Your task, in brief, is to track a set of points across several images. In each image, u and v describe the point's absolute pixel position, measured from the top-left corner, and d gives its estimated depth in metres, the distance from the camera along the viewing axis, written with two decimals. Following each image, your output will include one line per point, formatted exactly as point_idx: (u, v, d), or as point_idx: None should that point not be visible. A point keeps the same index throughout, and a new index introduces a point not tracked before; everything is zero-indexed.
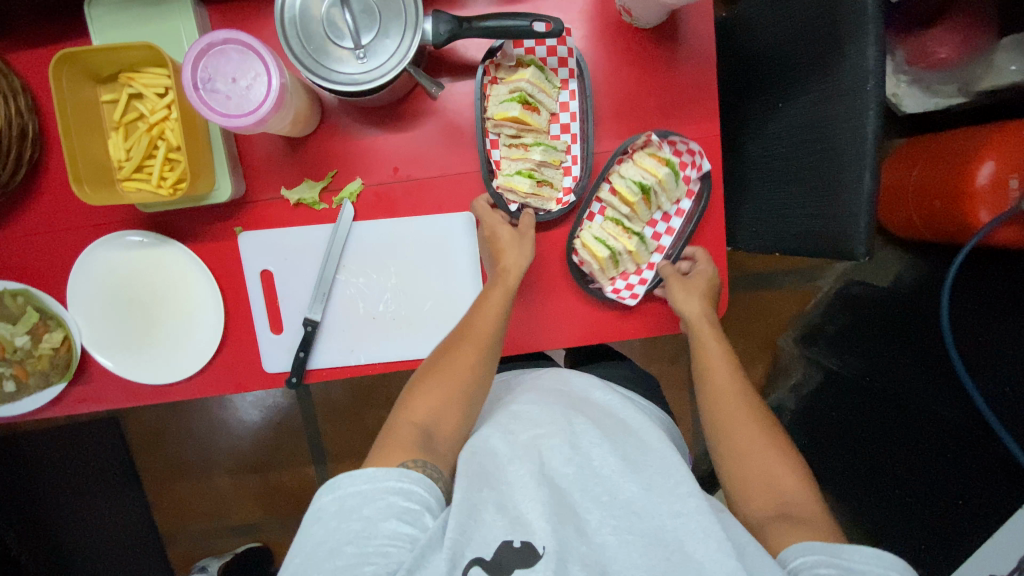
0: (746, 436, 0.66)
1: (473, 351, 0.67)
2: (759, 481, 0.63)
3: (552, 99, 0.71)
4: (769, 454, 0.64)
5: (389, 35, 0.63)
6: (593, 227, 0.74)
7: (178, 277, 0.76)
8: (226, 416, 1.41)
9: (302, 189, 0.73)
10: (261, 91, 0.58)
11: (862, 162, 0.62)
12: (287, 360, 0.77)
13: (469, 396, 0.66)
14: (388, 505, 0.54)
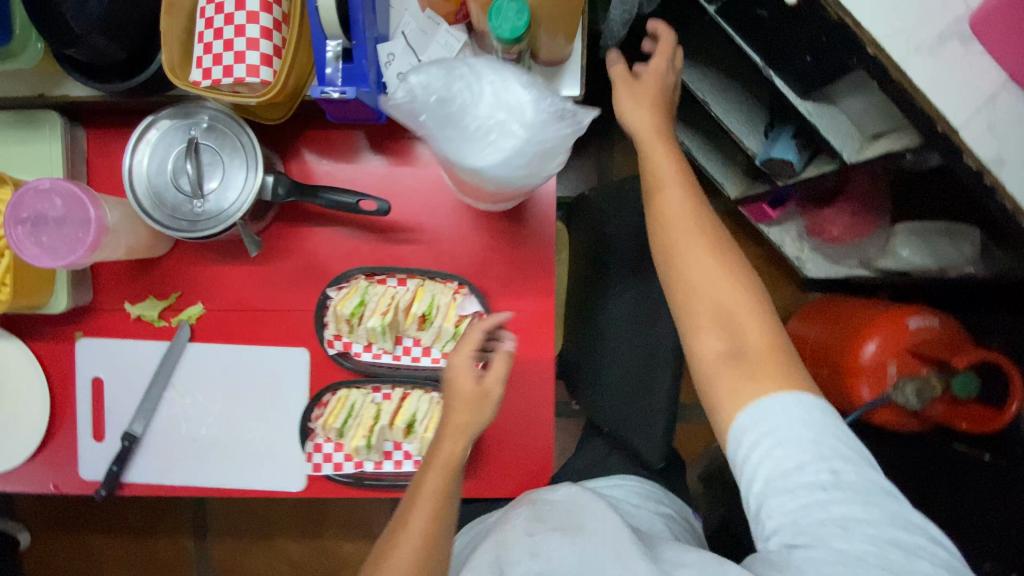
0: (711, 299, 0.55)
1: (446, 470, 0.58)
2: (713, 332, 0.54)
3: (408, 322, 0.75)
4: (746, 319, 0.53)
5: (230, 190, 0.66)
6: (362, 398, 0.74)
7: (10, 373, 0.77)
8: None
9: (144, 306, 0.75)
10: (82, 232, 0.61)
11: (667, 368, 0.67)
12: (104, 469, 0.77)
13: (451, 514, 0.58)
14: None
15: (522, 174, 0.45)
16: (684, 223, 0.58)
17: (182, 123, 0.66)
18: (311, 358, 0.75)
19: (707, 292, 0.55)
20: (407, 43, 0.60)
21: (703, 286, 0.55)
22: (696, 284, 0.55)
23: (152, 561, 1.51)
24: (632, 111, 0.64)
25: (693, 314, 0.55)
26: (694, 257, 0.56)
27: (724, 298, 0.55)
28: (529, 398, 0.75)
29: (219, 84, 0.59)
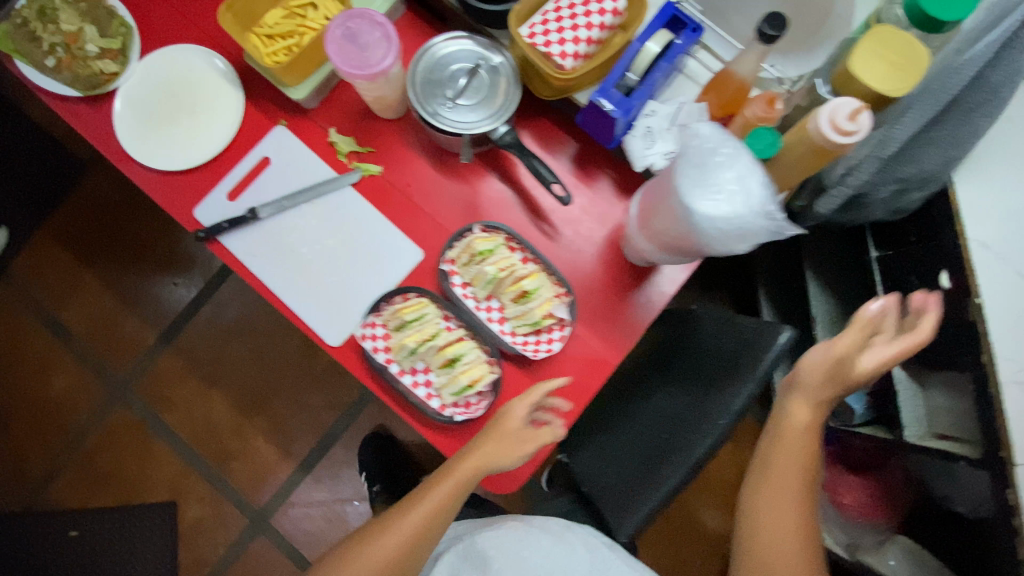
0: (781, 564, 0.72)
1: (423, 518, 0.74)
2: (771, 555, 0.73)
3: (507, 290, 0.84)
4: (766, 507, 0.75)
5: (474, 112, 0.81)
6: (432, 316, 0.83)
7: (215, 110, 0.90)
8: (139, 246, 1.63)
9: (344, 139, 0.89)
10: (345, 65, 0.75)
11: (703, 446, 0.71)
12: (215, 220, 0.87)
13: (444, 518, 0.76)
14: None
15: (738, 227, 0.54)
16: (798, 492, 0.74)
17: (480, 48, 0.81)
18: (419, 263, 0.87)
19: (772, 530, 0.74)
20: (670, 111, 0.75)
21: (779, 528, 0.73)
22: (793, 526, 0.73)
23: (112, 329, 1.60)
24: (865, 345, 0.70)
25: (764, 532, 0.74)
26: (790, 511, 0.74)
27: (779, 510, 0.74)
28: (548, 414, 0.82)
29: (534, 45, 0.75)
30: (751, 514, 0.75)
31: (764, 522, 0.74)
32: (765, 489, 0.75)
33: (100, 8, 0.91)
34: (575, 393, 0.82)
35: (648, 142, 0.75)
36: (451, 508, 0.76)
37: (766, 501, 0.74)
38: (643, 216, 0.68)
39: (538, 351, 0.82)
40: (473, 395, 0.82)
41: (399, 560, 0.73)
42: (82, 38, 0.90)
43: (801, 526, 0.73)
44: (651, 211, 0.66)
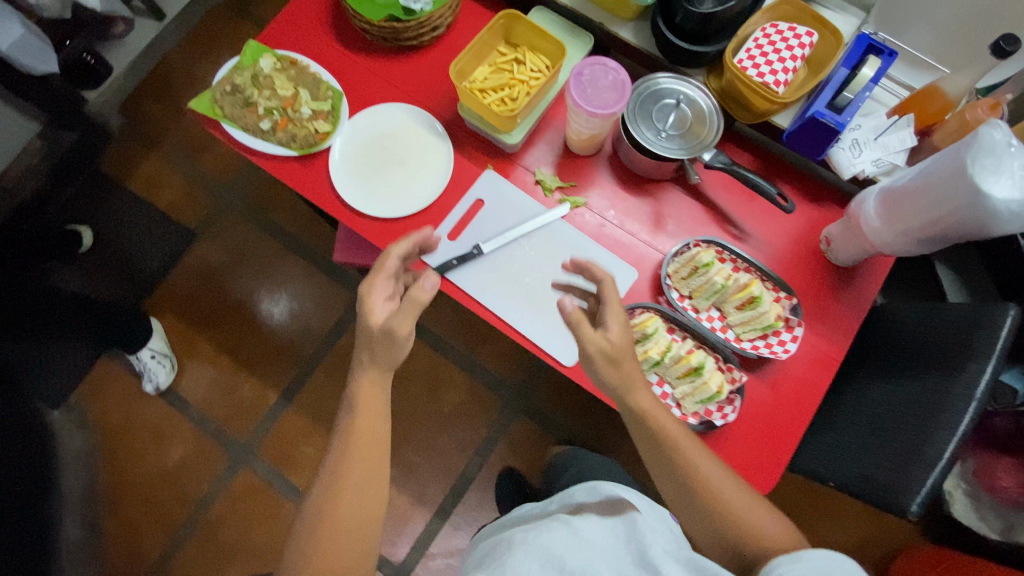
0: (754, 519, 0.69)
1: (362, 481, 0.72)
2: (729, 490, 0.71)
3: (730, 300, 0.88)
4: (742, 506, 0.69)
5: (684, 141, 0.90)
6: (663, 329, 0.87)
7: (425, 160, 0.98)
8: (250, 306, 1.65)
9: (549, 177, 0.97)
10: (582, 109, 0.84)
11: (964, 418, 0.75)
12: (439, 260, 0.93)
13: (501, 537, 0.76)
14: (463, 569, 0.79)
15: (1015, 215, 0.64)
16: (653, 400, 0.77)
17: (682, 85, 0.91)
18: (635, 282, 0.93)
19: (664, 420, 0.75)
20: (876, 123, 0.84)
21: (714, 475, 0.72)
22: (703, 478, 0.72)
23: (230, 391, 1.59)
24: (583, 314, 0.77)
25: (702, 491, 0.71)
26: (698, 458, 0.72)
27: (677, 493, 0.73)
28: (788, 412, 0.87)
29: (745, 74, 0.85)
30: (648, 418, 0.75)
31: (674, 444, 0.73)
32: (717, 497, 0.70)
33: (308, 75, 0.98)
34: (806, 388, 0.87)
35: (856, 151, 0.85)
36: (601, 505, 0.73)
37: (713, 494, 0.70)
38: (885, 200, 0.76)
39: (771, 354, 0.86)
40: (719, 403, 0.83)
41: (365, 508, 0.71)
42: (297, 103, 0.96)
43: (743, 488, 0.72)
44: (902, 198, 0.73)
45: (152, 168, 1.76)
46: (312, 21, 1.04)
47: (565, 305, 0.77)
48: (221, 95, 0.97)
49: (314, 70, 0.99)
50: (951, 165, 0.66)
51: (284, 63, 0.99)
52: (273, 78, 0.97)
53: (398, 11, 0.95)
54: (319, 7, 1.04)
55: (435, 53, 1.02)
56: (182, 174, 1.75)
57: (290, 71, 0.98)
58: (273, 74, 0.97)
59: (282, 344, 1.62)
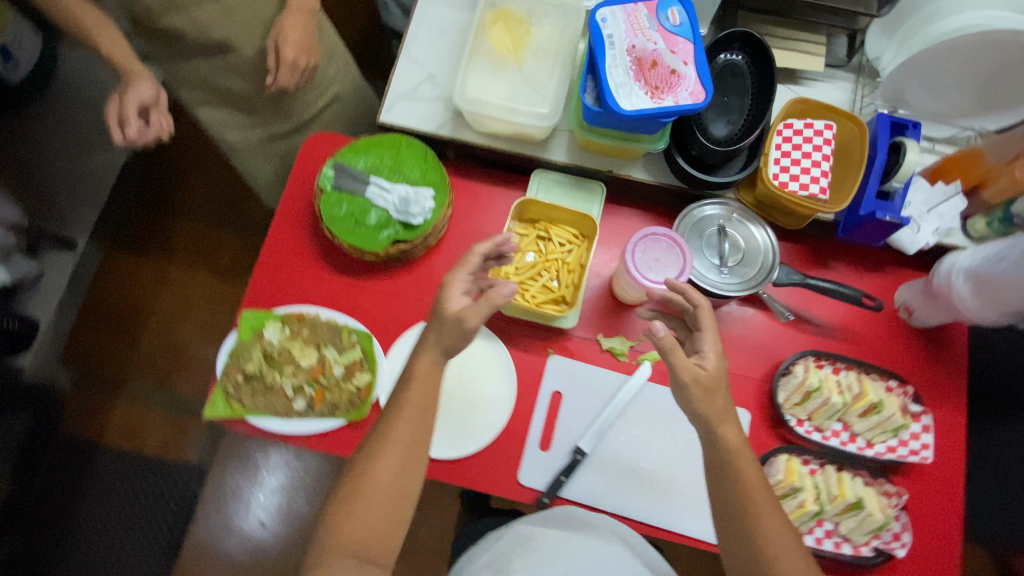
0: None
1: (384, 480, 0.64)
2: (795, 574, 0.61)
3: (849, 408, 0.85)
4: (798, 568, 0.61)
5: (747, 266, 0.85)
6: (802, 468, 0.83)
7: (485, 372, 0.88)
8: (287, 522, 1.48)
9: (616, 340, 0.90)
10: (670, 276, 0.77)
11: None
12: (545, 479, 0.84)
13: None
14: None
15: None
16: (738, 435, 0.65)
17: (719, 212, 0.87)
18: (749, 419, 0.86)
19: (747, 472, 0.63)
20: (925, 197, 0.83)
21: (786, 557, 0.61)
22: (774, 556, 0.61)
23: None
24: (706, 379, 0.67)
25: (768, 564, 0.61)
26: (772, 523, 0.62)
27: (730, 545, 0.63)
28: (950, 500, 0.83)
29: (787, 188, 0.82)
30: (733, 475, 0.63)
31: (740, 488, 0.62)
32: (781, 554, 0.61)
33: (324, 328, 0.87)
34: (950, 465, 0.84)
35: (915, 228, 0.83)
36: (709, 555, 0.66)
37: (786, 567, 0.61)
38: (977, 285, 0.75)
39: (914, 454, 0.83)
40: (890, 529, 0.79)
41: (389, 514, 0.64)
42: (326, 366, 0.85)
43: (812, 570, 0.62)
44: (1002, 286, 0.72)
45: (123, 413, 1.56)
46: (298, 260, 0.93)
47: (654, 326, 0.65)
48: (235, 387, 0.84)
49: (326, 319, 0.88)
50: None
51: (291, 324, 0.87)
52: (288, 347, 0.85)
53: (397, 231, 0.87)
54: (299, 242, 0.93)
55: (445, 250, 0.93)
56: (158, 407, 1.56)
57: (302, 331, 0.86)
58: (286, 342, 0.85)
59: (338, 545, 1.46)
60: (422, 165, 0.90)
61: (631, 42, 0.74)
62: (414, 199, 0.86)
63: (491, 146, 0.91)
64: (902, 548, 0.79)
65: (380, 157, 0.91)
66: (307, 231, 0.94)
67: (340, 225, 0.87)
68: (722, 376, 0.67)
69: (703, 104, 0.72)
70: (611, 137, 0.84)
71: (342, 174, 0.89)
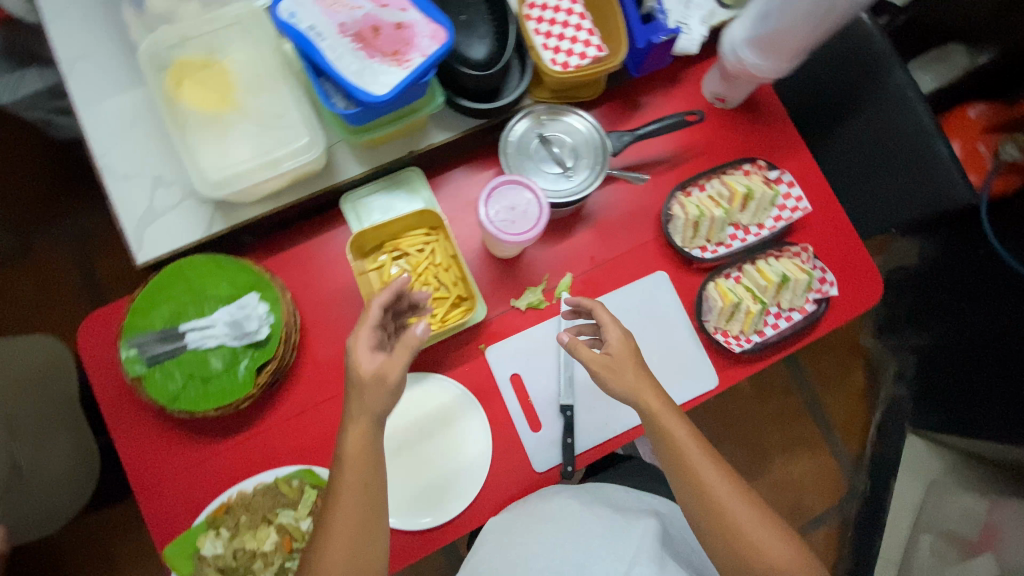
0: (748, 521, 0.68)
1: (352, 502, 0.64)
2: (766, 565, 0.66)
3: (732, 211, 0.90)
4: (761, 536, 0.67)
5: (584, 156, 0.84)
6: (730, 283, 0.88)
7: (439, 411, 0.81)
8: None
9: (528, 295, 0.86)
10: (527, 226, 0.73)
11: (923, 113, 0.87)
12: (555, 452, 0.82)
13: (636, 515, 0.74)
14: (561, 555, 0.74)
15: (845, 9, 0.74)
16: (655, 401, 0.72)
17: (529, 126, 0.83)
18: (668, 275, 0.90)
19: (681, 437, 0.71)
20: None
21: (730, 499, 0.69)
22: (717, 499, 0.68)
23: None
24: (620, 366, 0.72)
25: (715, 507, 0.68)
26: (707, 471, 0.70)
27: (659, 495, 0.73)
28: (839, 223, 0.92)
29: (569, 67, 0.79)
30: (663, 439, 0.71)
31: (669, 440, 0.70)
32: (735, 517, 0.68)
33: (260, 497, 0.75)
34: (821, 197, 0.93)
35: (687, 29, 0.84)
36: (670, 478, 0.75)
37: (746, 537, 0.67)
38: (760, 47, 0.79)
39: (795, 211, 0.90)
40: (816, 280, 0.88)
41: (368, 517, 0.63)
42: (291, 530, 0.74)
43: (765, 518, 0.69)
44: (782, 35, 0.77)
45: None
46: (179, 456, 0.78)
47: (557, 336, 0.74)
48: None
49: (255, 487, 0.76)
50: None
51: (223, 521, 0.74)
52: (240, 544, 0.73)
53: (252, 356, 0.74)
54: (164, 437, 0.78)
55: (314, 333, 0.81)
56: None
57: (241, 518, 0.74)
58: (234, 541, 0.73)
59: None
60: (224, 275, 0.76)
61: (337, 21, 0.63)
62: (244, 316, 0.73)
63: (278, 207, 0.77)
64: (833, 286, 0.88)
65: (175, 299, 0.75)
66: (162, 422, 0.78)
67: (191, 396, 0.73)
68: (629, 355, 0.73)
69: (450, 41, 0.65)
70: (388, 123, 0.75)
71: (150, 345, 0.73)
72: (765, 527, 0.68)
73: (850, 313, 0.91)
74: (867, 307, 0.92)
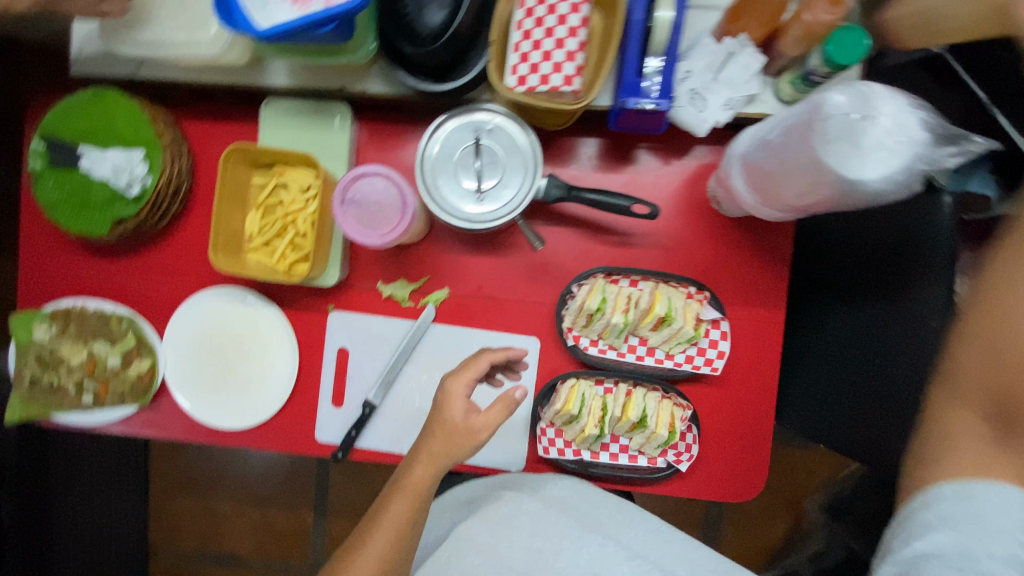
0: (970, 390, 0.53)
1: (406, 507, 0.66)
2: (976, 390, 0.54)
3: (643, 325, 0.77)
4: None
5: (507, 186, 0.72)
6: (591, 390, 0.78)
7: (263, 339, 0.84)
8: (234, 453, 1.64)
9: (395, 286, 0.83)
10: (394, 217, 0.69)
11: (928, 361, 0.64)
12: (339, 433, 0.83)
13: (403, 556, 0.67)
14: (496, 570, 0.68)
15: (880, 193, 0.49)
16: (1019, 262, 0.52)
17: (469, 122, 0.72)
18: (541, 345, 0.81)
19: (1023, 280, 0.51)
20: (708, 60, 0.65)
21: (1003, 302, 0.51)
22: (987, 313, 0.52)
23: (271, 528, 1.62)
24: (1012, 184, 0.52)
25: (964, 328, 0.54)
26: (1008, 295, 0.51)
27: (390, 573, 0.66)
28: (752, 400, 0.79)
29: (527, 86, 0.65)
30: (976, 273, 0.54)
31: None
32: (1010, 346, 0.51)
33: (92, 319, 0.83)
34: (748, 362, 0.78)
35: (700, 104, 0.66)
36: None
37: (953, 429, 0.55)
38: (752, 177, 0.60)
39: (707, 364, 0.76)
40: (677, 442, 0.77)
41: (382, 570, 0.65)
42: (99, 359, 0.83)
43: None
44: (774, 176, 0.57)
45: None
46: (58, 250, 0.87)
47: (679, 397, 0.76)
48: (26, 391, 0.84)
49: (94, 310, 0.84)
50: (806, 156, 0.50)
51: (59, 323, 0.84)
52: (59, 345, 0.83)
53: (122, 205, 0.77)
54: (56, 232, 0.87)
55: (200, 211, 0.84)
56: None
57: (70, 327, 0.83)
58: (56, 341, 0.83)
59: (279, 461, 1.61)
60: (133, 120, 0.77)
61: None
62: (123, 168, 0.76)
63: (200, 81, 0.76)
64: (693, 458, 0.76)
65: (92, 119, 0.79)
66: None
67: (66, 212, 0.79)
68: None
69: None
70: (311, 53, 0.68)
71: (57, 149, 0.79)
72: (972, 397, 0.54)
73: (702, 494, 0.79)
74: (730, 499, 0.80)
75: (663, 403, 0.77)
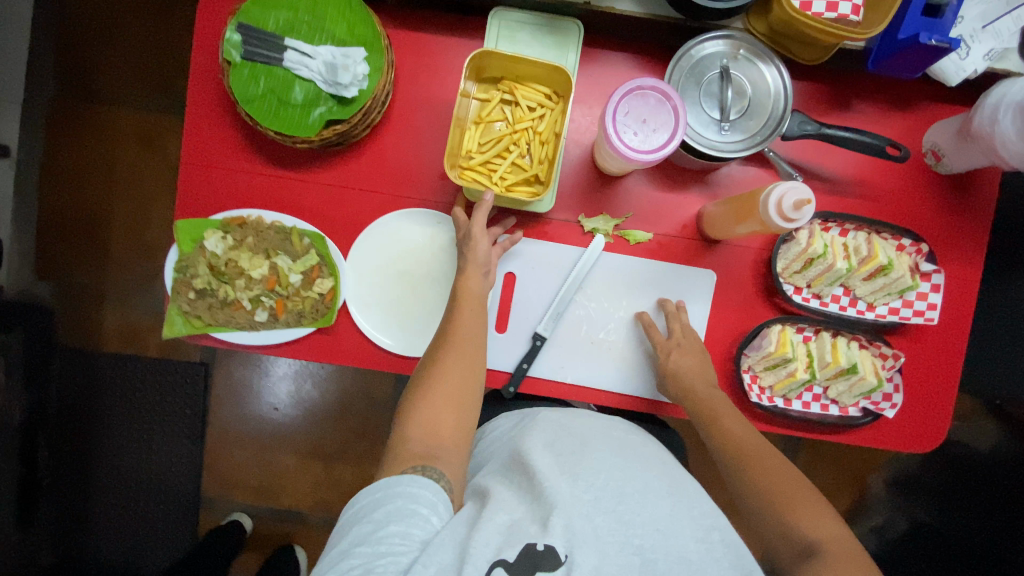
0: (765, 477, 0.61)
1: (473, 302, 0.69)
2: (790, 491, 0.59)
3: (855, 275, 0.77)
4: (799, 502, 0.58)
5: (753, 119, 0.71)
6: (796, 337, 0.78)
7: (456, 266, 0.81)
8: (297, 405, 1.55)
9: (598, 220, 0.80)
10: (664, 138, 0.64)
11: None
12: (506, 363, 0.81)
13: (473, 373, 0.65)
14: (413, 513, 0.51)
15: None
16: (715, 398, 0.72)
17: (720, 52, 0.71)
18: (741, 291, 0.80)
19: (694, 381, 0.73)
20: (982, 10, 0.67)
21: (747, 446, 0.65)
22: (736, 446, 0.65)
23: (333, 484, 1.54)
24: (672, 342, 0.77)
25: (741, 456, 0.64)
26: (733, 427, 0.68)
27: (465, 389, 0.64)
28: (949, 354, 0.80)
29: (808, 10, 0.65)
30: (676, 383, 0.74)
31: (683, 387, 0.74)
32: (760, 456, 0.63)
33: (271, 232, 0.78)
34: (946, 317, 0.80)
35: (964, 52, 0.67)
36: (471, 387, 0.64)
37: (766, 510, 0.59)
38: None
39: (916, 314, 0.78)
40: (881, 391, 0.78)
41: (469, 379, 0.65)
42: (279, 275, 0.77)
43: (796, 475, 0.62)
44: None
45: (113, 319, 1.48)
46: (223, 152, 0.80)
47: (810, 334, 0.80)
48: (190, 303, 0.77)
49: (271, 222, 0.78)
50: None
51: (233, 233, 0.78)
52: (234, 257, 0.77)
53: (330, 108, 0.72)
54: (222, 131, 0.79)
55: (395, 124, 0.79)
56: (144, 311, 1.48)
57: (247, 238, 0.78)
58: (231, 252, 0.77)
59: (347, 414, 1.55)
60: (347, 16, 0.72)
61: None
62: (342, 64, 0.70)
63: None
64: (897, 404, 0.78)
65: (295, 11, 0.72)
66: (227, 117, 0.79)
67: (261, 108, 0.72)
68: (695, 350, 0.76)
69: None
70: None
71: (252, 37, 0.71)
72: (805, 506, 0.57)
73: (894, 446, 0.80)
74: (916, 453, 0.81)
75: (865, 354, 0.78)
